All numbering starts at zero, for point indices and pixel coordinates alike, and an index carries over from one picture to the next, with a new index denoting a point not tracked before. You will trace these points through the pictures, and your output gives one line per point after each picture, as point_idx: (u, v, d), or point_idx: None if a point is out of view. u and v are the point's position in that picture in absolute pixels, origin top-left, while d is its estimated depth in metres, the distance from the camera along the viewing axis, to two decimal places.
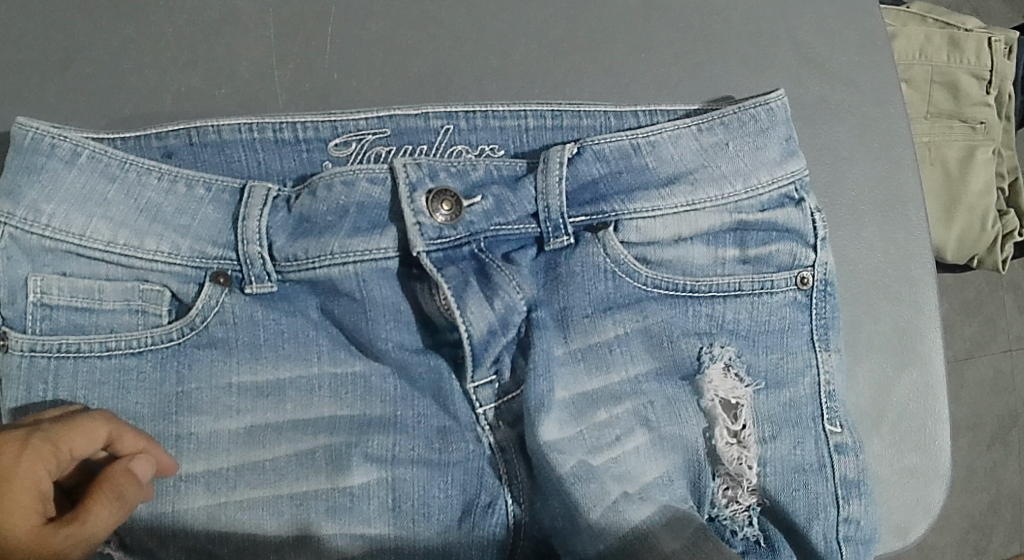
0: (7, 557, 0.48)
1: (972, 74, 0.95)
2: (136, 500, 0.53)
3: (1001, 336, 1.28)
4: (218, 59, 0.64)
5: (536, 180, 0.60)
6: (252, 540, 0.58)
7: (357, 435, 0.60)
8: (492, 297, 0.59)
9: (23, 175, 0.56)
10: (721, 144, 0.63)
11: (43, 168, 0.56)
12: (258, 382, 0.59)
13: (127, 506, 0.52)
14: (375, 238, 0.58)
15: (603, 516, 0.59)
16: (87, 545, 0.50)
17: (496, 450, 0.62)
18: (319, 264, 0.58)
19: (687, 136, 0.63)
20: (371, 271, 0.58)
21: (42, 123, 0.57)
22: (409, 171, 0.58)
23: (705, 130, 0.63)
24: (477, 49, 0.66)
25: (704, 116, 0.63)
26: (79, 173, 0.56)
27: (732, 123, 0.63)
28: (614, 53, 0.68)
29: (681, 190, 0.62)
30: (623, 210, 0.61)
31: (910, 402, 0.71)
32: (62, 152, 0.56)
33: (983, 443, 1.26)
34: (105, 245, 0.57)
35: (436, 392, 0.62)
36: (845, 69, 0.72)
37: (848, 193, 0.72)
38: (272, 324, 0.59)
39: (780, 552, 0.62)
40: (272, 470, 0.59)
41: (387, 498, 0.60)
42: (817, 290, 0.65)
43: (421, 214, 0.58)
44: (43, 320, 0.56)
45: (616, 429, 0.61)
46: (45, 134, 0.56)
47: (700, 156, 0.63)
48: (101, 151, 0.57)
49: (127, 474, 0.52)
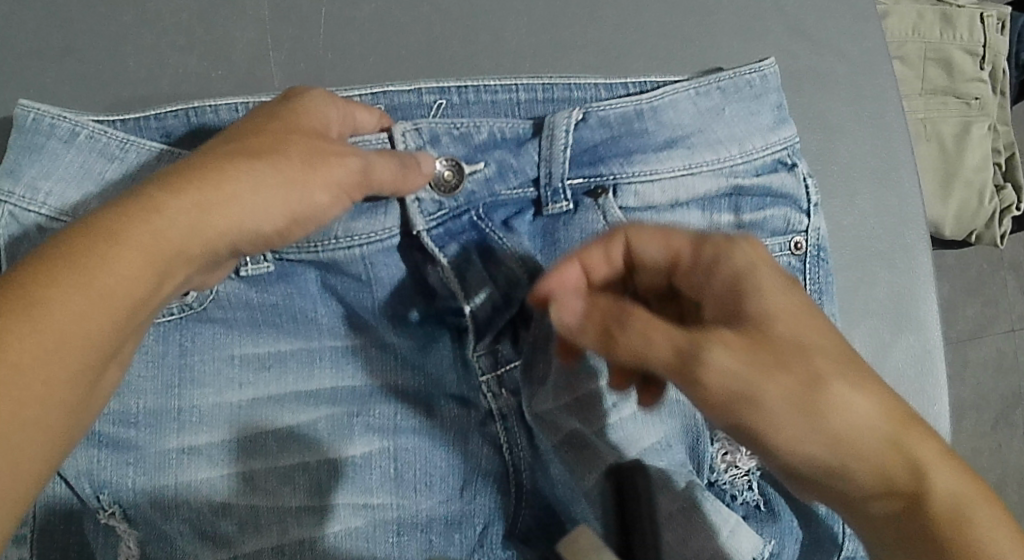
0: (297, 139, 0.52)
1: (966, 50, 0.95)
2: (413, 177, 0.57)
3: (1004, 316, 1.28)
4: (215, 42, 0.65)
5: (543, 144, 0.61)
6: (255, 512, 0.59)
7: (358, 404, 0.62)
8: (495, 274, 0.61)
9: (24, 155, 0.57)
10: (717, 108, 0.64)
11: (44, 148, 0.57)
12: (261, 353, 0.61)
13: (401, 175, 0.56)
14: (378, 218, 0.58)
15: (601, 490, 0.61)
16: (362, 171, 0.54)
17: (498, 418, 0.63)
18: (321, 247, 0.58)
19: (682, 100, 0.64)
20: (377, 251, 0.59)
21: (44, 105, 0.58)
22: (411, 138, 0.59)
23: (703, 94, 0.64)
24: (468, 25, 0.67)
25: (702, 79, 0.64)
26: (77, 153, 0.58)
27: (728, 88, 0.65)
28: (605, 28, 0.69)
29: (677, 154, 0.63)
30: (621, 172, 0.62)
31: (907, 367, 0.72)
32: (61, 132, 0.58)
33: (987, 423, 1.26)
34: None
35: (438, 357, 0.63)
36: (834, 38, 0.73)
37: (840, 161, 0.73)
38: (269, 306, 0.60)
39: (779, 514, 0.66)
40: (275, 441, 0.60)
41: (390, 468, 0.62)
42: (811, 254, 0.66)
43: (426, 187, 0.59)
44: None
45: (615, 397, 0.61)
46: (45, 115, 0.58)
47: (698, 120, 0.64)
48: (100, 132, 0.58)
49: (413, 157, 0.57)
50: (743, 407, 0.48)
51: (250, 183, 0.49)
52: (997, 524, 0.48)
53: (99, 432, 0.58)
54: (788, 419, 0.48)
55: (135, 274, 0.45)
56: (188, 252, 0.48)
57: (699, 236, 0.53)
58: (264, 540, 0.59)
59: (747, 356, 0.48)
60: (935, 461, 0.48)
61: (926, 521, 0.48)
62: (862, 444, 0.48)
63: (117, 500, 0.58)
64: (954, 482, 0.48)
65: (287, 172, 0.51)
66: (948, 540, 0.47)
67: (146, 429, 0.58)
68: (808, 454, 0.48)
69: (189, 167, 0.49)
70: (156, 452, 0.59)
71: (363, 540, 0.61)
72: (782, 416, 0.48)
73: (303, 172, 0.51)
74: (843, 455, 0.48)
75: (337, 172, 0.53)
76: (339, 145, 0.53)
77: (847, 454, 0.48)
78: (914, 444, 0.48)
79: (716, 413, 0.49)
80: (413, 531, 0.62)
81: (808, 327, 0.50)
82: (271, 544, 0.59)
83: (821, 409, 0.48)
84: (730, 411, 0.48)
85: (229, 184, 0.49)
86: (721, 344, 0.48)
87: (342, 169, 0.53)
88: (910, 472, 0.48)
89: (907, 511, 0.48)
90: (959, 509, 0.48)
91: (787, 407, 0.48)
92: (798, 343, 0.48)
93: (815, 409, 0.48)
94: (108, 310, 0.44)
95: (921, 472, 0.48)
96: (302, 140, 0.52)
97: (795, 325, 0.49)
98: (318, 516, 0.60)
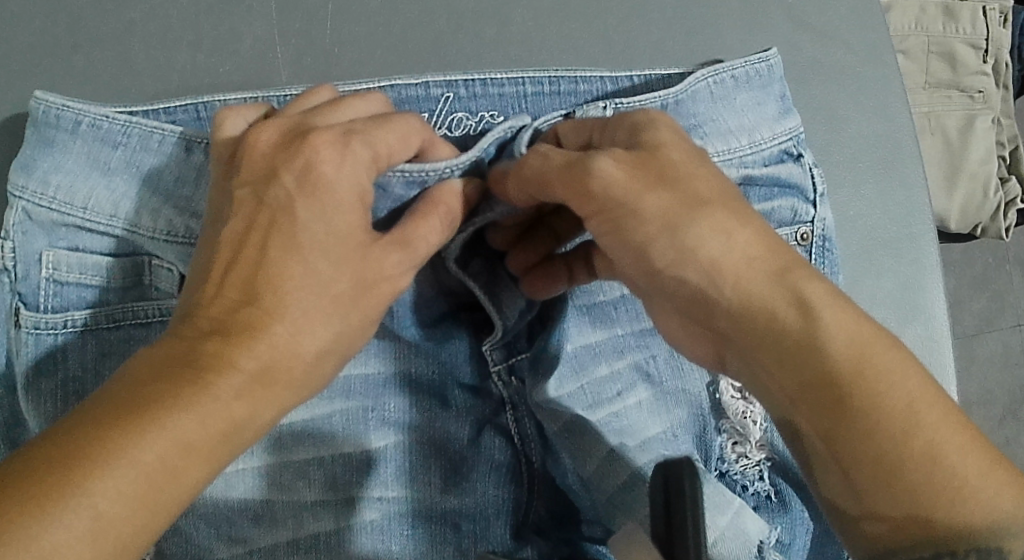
0: (342, 249, 0.49)
1: (968, 44, 0.95)
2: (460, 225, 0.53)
3: (1011, 311, 1.27)
4: (221, 37, 0.65)
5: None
6: (269, 505, 0.59)
7: (374, 398, 0.61)
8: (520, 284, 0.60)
9: (39, 149, 0.57)
10: (730, 96, 0.65)
11: (55, 140, 0.57)
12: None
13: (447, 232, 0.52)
14: None
15: (597, 467, 0.62)
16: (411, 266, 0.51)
17: (508, 408, 0.63)
18: None
19: (699, 88, 0.64)
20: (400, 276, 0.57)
21: (57, 96, 0.57)
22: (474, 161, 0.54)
23: (716, 83, 0.65)
24: (474, 18, 0.67)
25: (716, 67, 0.65)
26: (82, 142, 0.57)
27: (741, 77, 0.65)
28: (609, 21, 0.69)
29: (694, 140, 0.63)
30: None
31: (914, 356, 0.72)
32: (66, 122, 0.57)
33: (995, 418, 1.26)
34: (108, 220, 0.57)
35: (453, 350, 0.63)
36: (836, 28, 0.73)
37: (846, 150, 0.73)
38: None
39: (791, 506, 0.67)
40: (290, 436, 0.60)
41: (404, 462, 0.62)
42: (816, 244, 0.68)
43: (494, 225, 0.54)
44: (54, 296, 0.57)
45: (617, 385, 0.65)
46: (53, 105, 0.57)
47: (713, 108, 0.65)
48: (101, 118, 0.57)
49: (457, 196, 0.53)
50: (622, 220, 0.49)
51: (308, 330, 0.48)
52: (944, 423, 0.45)
53: None
54: (667, 237, 0.49)
55: (205, 446, 0.44)
56: (261, 407, 0.47)
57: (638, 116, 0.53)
58: (278, 533, 0.60)
59: (633, 170, 0.49)
60: (822, 304, 0.47)
61: (818, 370, 0.46)
62: (745, 278, 0.48)
63: None
64: (848, 333, 0.47)
65: (341, 315, 0.49)
66: (840, 406, 0.46)
67: None
68: (685, 284, 0.49)
69: (239, 332, 0.47)
70: None
71: (376, 533, 0.61)
72: (665, 231, 0.49)
73: (355, 305, 0.50)
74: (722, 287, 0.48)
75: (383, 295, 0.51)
76: (390, 251, 0.50)
77: (745, 291, 0.48)
78: (812, 296, 0.47)
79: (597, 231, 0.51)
80: (428, 523, 0.62)
81: (709, 175, 0.51)
82: (286, 537, 0.60)
83: (697, 235, 0.49)
84: (608, 228, 0.50)
85: (286, 332, 0.47)
86: (611, 157, 0.49)
87: (391, 284, 0.51)
88: (798, 321, 0.47)
89: (796, 357, 0.47)
90: (857, 370, 0.46)
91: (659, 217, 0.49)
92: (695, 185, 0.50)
93: (679, 230, 0.49)
94: (180, 484, 0.44)
95: (806, 321, 0.47)
96: (348, 263, 0.49)
97: (690, 162, 0.51)
98: (332, 509, 0.60)
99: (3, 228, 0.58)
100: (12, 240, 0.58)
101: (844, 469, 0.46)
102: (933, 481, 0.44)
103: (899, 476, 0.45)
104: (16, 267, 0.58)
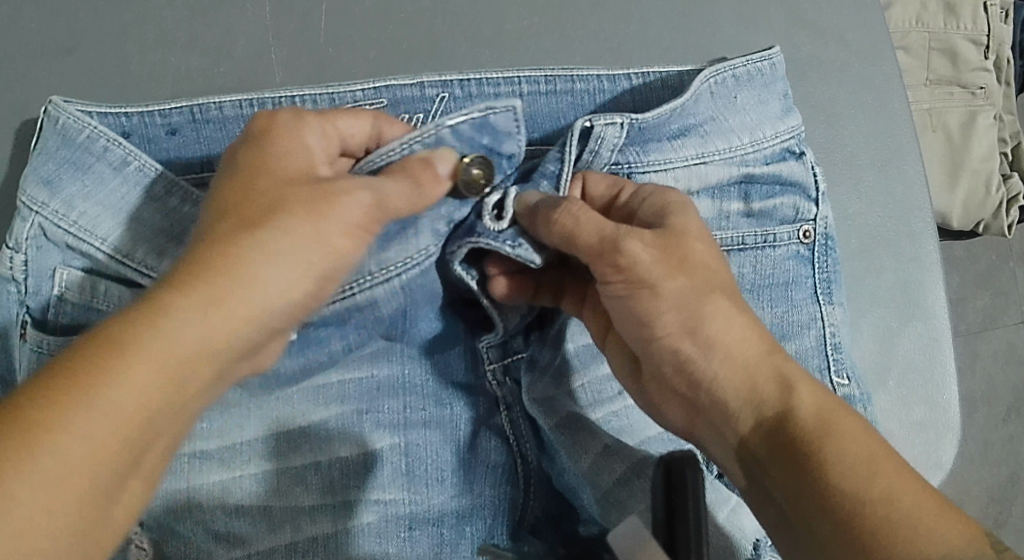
0: (292, 184, 0.49)
1: (970, 40, 0.94)
2: (433, 194, 0.53)
3: (1014, 308, 1.27)
4: (216, 39, 0.65)
5: (585, 154, 0.59)
6: (267, 511, 0.59)
7: (367, 401, 0.61)
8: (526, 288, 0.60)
9: (66, 168, 0.57)
10: (731, 97, 0.64)
11: (89, 168, 0.57)
12: (305, 362, 0.57)
13: (413, 180, 0.52)
14: (410, 243, 0.54)
15: (595, 462, 0.60)
16: (375, 189, 0.50)
17: (503, 407, 0.63)
18: (355, 288, 0.54)
19: (702, 87, 0.63)
20: (415, 277, 0.55)
21: (94, 121, 0.58)
22: (438, 134, 0.53)
23: (718, 83, 0.64)
24: (469, 18, 0.67)
25: (719, 67, 0.64)
26: (122, 181, 0.57)
27: (742, 76, 0.65)
28: (606, 20, 0.69)
29: (691, 145, 0.62)
30: (638, 161, 0.62)
31: (915, 355, 0.71)
32: (112, 156, 0.57)
33: (999, 415, 1.25)
34: (121, 257, 0.57)
35: (445, 349, 0.62)
36: (834, 27, 0.73)
37: (845, 149, 0.72)
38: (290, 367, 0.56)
39: None
40: (285, 441, 0.60)
41: (400, 464, 0.62)
42: (819, 244, 0.68)
43: (490, 241, 0.54)
44: (64, 316, 0.57)
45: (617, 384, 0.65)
46: (99, 136, 0.57)
47: (711, 106, 0.64)
48: (149, 167, 0.57)
49: (421, 164, 0.52)
50: (641, 292, 0.53)
51: (263, 250, 0.46)
52: (901, 476, 0.46)
53: None
54: (681, 310, 0.53)
55: (162, 365, 0.42)
56: (222, 327, 0.45)
57: (661, 197, 0.56)
58: (277, 538, 0.59)
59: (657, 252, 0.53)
60: (802, 380, 0.51)
61: (792, 432, 0.49)
62: (739, 357, 0.52)
63: None
64: (821, 403, 0.50)
65: (304, 237, 0.48)
66: (810, 464, 0.48)
67: None
68: (693, 360, 0.53)
69: (198, 260, 0.45)
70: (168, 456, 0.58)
71: (374, 537, 0.61)
72: (674, 305, 0.53)
73: (317, 226, 0.48)
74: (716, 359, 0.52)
75: (349, 216, 0.49)
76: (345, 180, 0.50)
77: (737, 362, 0.52)
78: (795, 375, 0.52)
79: (620, 298, 0.54)
80: (424, 525, 0.62)
81: (717, 263, 0.55)
82: (285, 542, 0.59)
83: (707, 314, 0.53)
84: (629, 295, 0.53)
85: (242, 251, 0.46)
86: (639, 238, 0.53)
87: (355, 209, 0.49)
88: (780, 392, 0.51)
89: (775, 421, 0.50)
90: (824, 429, 0.49)
91: (676, 298, 0.53)
92: (701, 274, 0.54)
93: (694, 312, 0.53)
94: (139, 405, 0.41)
95: (787, 393, 0.51)
96: (304, 192, 0.49)
97: (704, 252, 0.55)
98: (331, 513, 0.60)
99: (14, 240, 0.57)
100: (24, 253, 0.57)
101: (807, 521, 0.47)
102: (889, 522, 0.44)
103: (863, 525, 0.45)
104: (27, 280, 0.58)
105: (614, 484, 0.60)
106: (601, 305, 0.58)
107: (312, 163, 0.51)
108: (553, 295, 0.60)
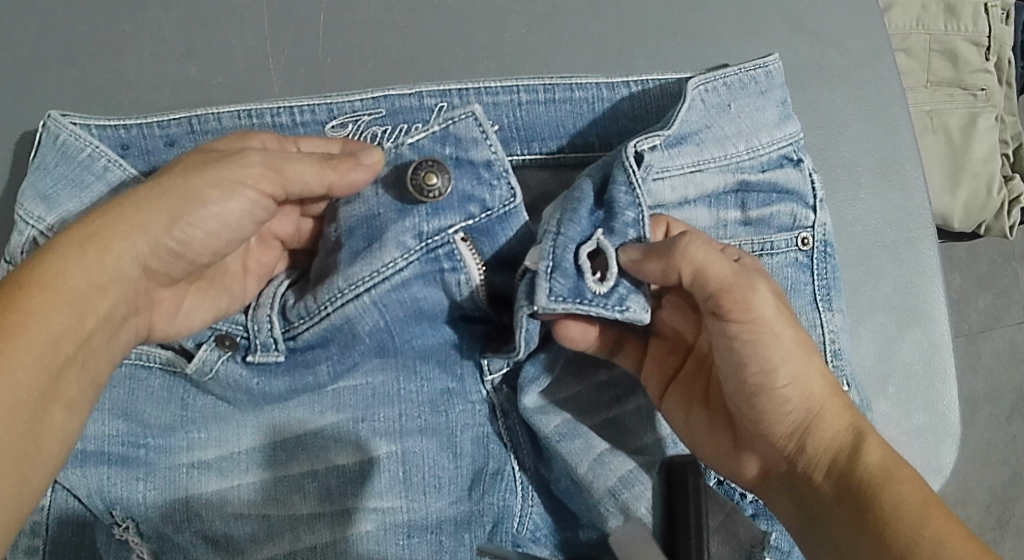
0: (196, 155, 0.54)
1: (971, 41, 0.94)
2: (352, 176, 0.54)
3: (1016, 307, 1.27)
4: (215, 49, 0.65)
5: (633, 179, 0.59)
6: (265, 519, 0.60)
7: (363, 410, 0.61)
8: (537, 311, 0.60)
9: (63, 185, 0.58)
10: (723, 105, 0.65)
11: (88, 185, 0.58)
12: (291, 383, 0.59)
13: (321, 159, 0.54)
14: (376, 256, 0.55)
15: (591, 471, 0.60)
16: (266, 160, 0.54)
17: (500, 415, 0.64)
18: (331, 307, 0.56)
19: (694, 96, 0.63)
20: (389, 293, 0.56)
21: (94, 138, 0.59)
22: (398, 152, 0.56)
23: (709, 91, 0.64)
24: (466, 27, 0.67)
25: (709, 75, 0.64)
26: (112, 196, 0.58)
27: (733, 84, 0.65)
28: (604, 27, 0.69)
29: (688, 153, 0.62)
30: None
31: (916, 361, 0.71)
32: (112, 176, 0.59)
33: (1001, 415, 1.25)
34: None
35: (441, 356, 0.63)
36: (833, 32, 0.73)
37: (844, 154, 0.72)
38: (262, 382, 0.59)
39: None
40: (282, 450, 0.61)
41: (398, 472, 0.61)
42: (818, 250, 0.68)
43: (602, 308, 0.52)
44: None
45: (616, 390, 0.65)
46: (101, 155, 0.59)
47: (705, 116, 0.63)
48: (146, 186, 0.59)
49: (347, 156, 0.55)
50: (764, 336, 0.53)
51: (138, 200, 0.51)
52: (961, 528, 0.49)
53: (108, 452, 0.58)
54: (791, 360, 0.54)
55: (53, 298, 0.47)
56: (98, 265, 0.49)
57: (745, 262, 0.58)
58: (276, 547, 0.59)
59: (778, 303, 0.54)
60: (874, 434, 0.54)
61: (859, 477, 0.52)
62: (827, 405, 0.54)
63: (130, 515, 0.59)
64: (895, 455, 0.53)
65: (180, 187, 0.51)
66: (870, 505, 0.51)
67: (155, 448, 0.59)
68: (789, 401, 0.54)
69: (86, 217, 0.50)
70: (166, 467, 0.59)
71: (373, 544, 0.60)
72: (787, 354, 0.54)
73: (194, 181, 0.52)
74: (799, 405, 0.54)
75: (232, 175, 0.53)
76: (236, 150, 0.54)
77: (822, 409, 0.54)
78: (868, 428, 0.54)
79: (737, 343, 0.53)
80: (423, 533, 0.61)
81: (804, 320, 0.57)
82: (283, 551, 0.59)
83: (807, 366, 0.54)
84: (751, 339, 0.53)
85: (121, 203, 0.51)
86: (766, 286, 0.53)
87: (245, 172, 0.53)
88: (853, 441, 0.53)
89: (847, 464, 0.52)
90: (891, 474, 0.51)
91: (788, 348, 0.54)
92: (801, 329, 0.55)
93: (800, 361, 0.54)
94: (27, 329, 0.46)
95: (859, 441, 0.53)
96: (195, 158, 0.53)
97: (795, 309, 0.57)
98: (328, 522, 0.60)
99: (9, 255, 0.57)
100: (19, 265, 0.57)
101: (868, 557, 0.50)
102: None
103: None
104: None
105: (610, 496, 0.60)
106: (678, 353, 0.60)
107: (216, 148, 0.55)
108: (612, 347, 0.60)
